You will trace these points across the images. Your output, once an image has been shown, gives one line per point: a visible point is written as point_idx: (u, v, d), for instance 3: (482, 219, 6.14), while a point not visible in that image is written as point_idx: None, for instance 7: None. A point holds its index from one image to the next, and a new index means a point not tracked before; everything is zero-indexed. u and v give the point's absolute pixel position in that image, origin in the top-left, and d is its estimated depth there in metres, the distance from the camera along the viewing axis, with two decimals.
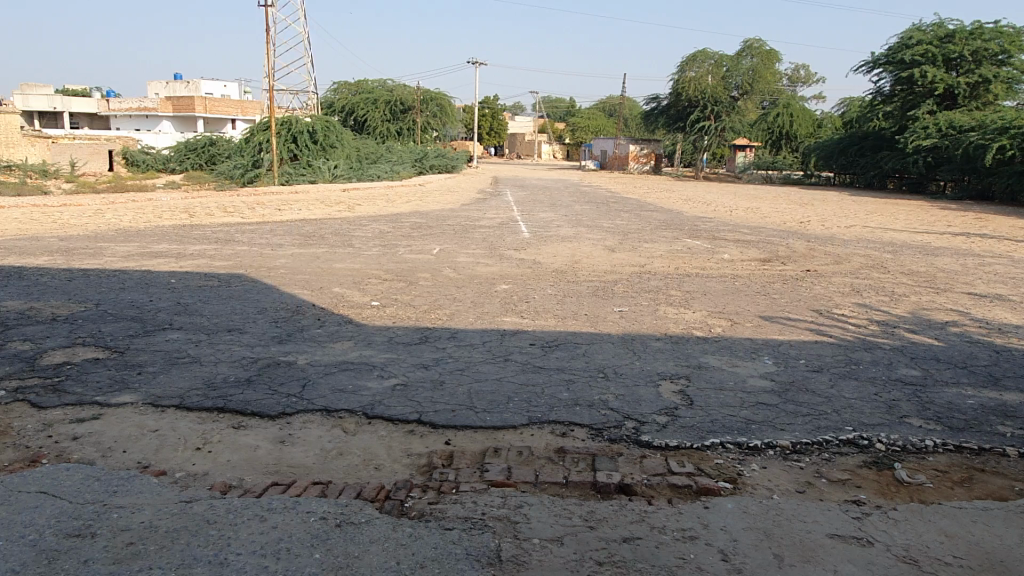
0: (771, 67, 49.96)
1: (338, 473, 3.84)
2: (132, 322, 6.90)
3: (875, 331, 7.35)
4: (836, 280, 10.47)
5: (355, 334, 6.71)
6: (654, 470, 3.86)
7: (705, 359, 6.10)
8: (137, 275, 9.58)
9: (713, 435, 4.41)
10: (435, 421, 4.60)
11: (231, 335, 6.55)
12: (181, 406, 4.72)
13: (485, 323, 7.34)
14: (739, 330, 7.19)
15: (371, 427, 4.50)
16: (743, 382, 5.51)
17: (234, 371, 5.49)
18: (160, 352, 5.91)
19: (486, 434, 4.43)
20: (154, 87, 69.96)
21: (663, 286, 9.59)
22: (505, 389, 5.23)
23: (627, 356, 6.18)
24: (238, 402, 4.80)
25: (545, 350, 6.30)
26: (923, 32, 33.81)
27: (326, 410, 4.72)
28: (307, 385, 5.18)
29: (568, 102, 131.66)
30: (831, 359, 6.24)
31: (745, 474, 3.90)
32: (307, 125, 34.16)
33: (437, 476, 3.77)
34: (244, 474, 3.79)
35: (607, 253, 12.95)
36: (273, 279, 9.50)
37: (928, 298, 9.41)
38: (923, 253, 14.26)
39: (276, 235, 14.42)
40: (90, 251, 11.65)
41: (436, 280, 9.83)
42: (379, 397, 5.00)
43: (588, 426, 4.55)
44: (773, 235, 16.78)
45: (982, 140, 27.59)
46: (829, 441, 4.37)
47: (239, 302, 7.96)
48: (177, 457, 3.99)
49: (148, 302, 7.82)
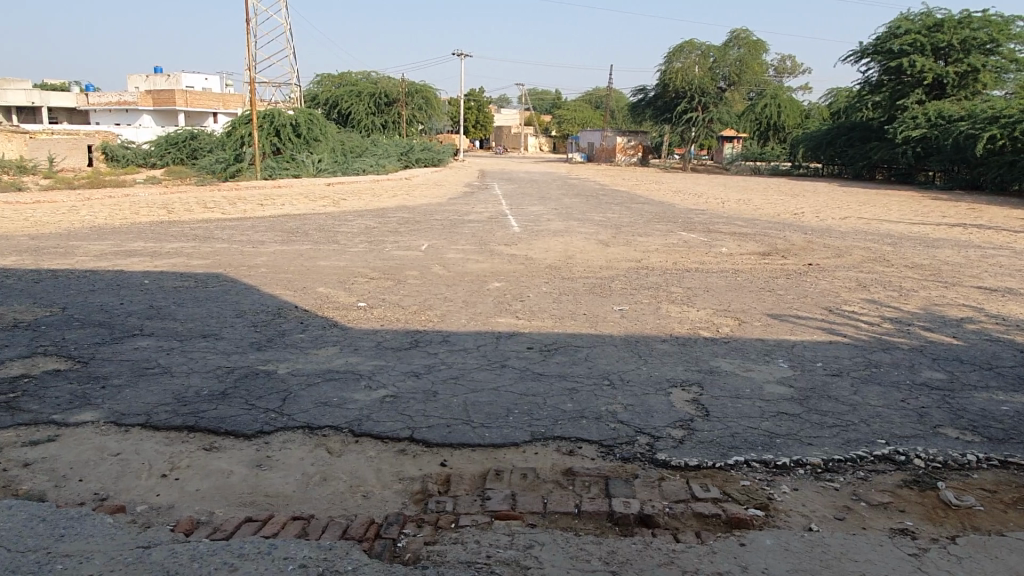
0: (758, 57, 49.68)
1: (322, 503, 3.42)
2: (99, 328, 6.41)
3: (890, 330, 6.98)
4: (841, 274, 10.11)
5: (340, 339, 6.26)
6: (675, 496, 3.46)
7: (717, 363, 5.69)
8: (109, 275, 9.09)
9: (736, 452, 4.02)
10: (429, 439, 4.17)
11: (206, 341, 6.08)
12: (148, 425, 4.26)
13: (479, 325, 6.88)
14: (748, 330, 6.78)
15: (358, 447, 4.07)
16: (761, 389, 5.11)
17: (210, 382, 5.03)
18: (127, 362, 5.43)
19: (485, 454, 4.01)
20: (134, 80, 69.04)
21: (663, 282, 9.18)
22: (504, 400, 4.81)
23: (632, 360, 5.78)
24: (210, 420, 4.34)
25: (545, 355, 5.87)
26: (911, 21, 33.53)
27: (308, 427, 4.29)
28: (288, 399, 4.73)
29: (553, 92, 130.66)
30: (850, 361, 5.85)
31: (776, 499, 3.51)
32: (290, 118, 33.54)
33: (435, 506, 3.35)
34: (213, 507, 3.35)
35: (601, 247, 12.55)
36: (254, 279, 8.99)
37: (938, 292, 9.04)
38: (924, 245, 13.94)
39: (258, 232, 13.94)
40: (59, 250, 11.13)
41: (425, 278, 9.37)
42: (367, 411, 4.55)
43: (596, 442, 4.15)
44: (767, 227, 16.43)
45: (972, 130, 27.41)
46: (863, 458, 3.98)
47: (215, 304, 7.47)
48: (142, 486, 3.56)
49: (118, 305, 7.33)
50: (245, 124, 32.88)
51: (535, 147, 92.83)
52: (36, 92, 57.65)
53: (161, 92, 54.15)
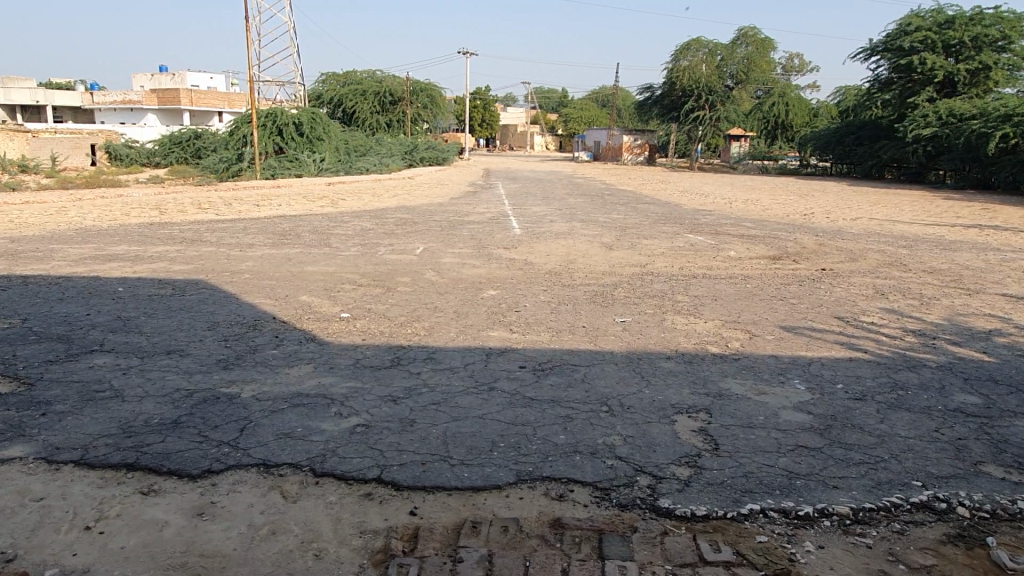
0: (767, 56, 49.11)
1: (264, 569, 2.93)
2: (56, 343, 5.91)
3: (913, 344, 6.43)
4: (856, 280, 9.56)
5: (316, 355, 5.75)
6: (681, 560, 2.96)
7: (727, 385, 5.16)
8: (81, 282, 8.59)
9: (751, 497, 3.49)
10: (399, 480, 3.65)
11: (169, 359, 5.59)
12: (82, 462, 3.77)
13: (469, 339, 6.35)
14: (760, 346, 6.24)
15: (318, 490, 3.56)
16: (777, 416, 4.58)
17: (163, 409, 4.52)
18: (77, 384, 4.93)
19: (462, 499, 3.50)
20: (139, 79, 69.34)
21: (668, 290, 8.68)
22: (489, 431, 4.29)
23: (634, 381, 5.25)
24: (153, 456, 3.84)
25: (538, 374, 5.35)
26: (922, 18, 32.98)
27: (264, 464, 3.79)
28: (247, 430, 4.22)
29: (560, 91, 130.24)
30: (874, 383, 5.29)
31: (798, 561, 2.99)
32: (293, 116, 33.19)
33: (395, 573, 2.86)
34: (136, 572, 2.88)
35: (604, 251, 12.01)
36: (235, 286, 8.49)
37: (962, 301, 8.50)
38: (940, 247, 13.36)
39: (249, 234, 13.46)
40: (38, 254, 10.68)
41: (417, 285, 8.88)
42: (333, 445, 4.04)
43: (589, 484, 3.64)
44: (777, 228, 15.92)
45: (985, 128, 26.73)
46: (898, 505, 3.45)
47: (188, 315, 6.97)
48: (59, 543, 3.07)
49: (83, 317, 6.84)
50: (247, 123, 32.48)
51: (541, 146, 92.10)
52: (40, 91, 57.15)
53: (165, 91, 53.82)
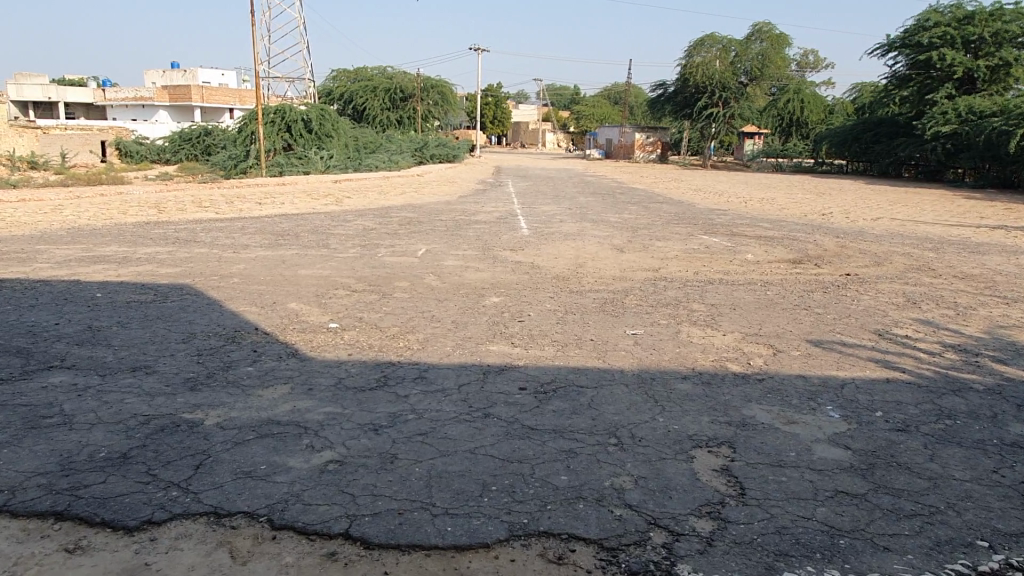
0: (781, 52, 48.15)
1: None
2: (12, 358, 5.41)
3: (955, 362, 5.81)
4: (886, 288, 8.95)
5: (295, 374, 5.22)
6: None
7: (752, 413, 4.58)
8: (59, 287, 8.08)
9: (787, 563, 2.92)
10: (370, 536, 3.11)
11: (133, 377, 5.06)
12: (3, 511, 3.24)
13: (465, 354, 5.80)
14: (786, 364, 5.64)
15: (273, 548, 3.02)
16: (810, 453, 4.00)
17: (112, 441, 3.98)
18: (22, 409, 4.40)
19: (443, 561, 2.95)
20: (151, 75, 69.44)
21: (683, 297, 8.08)
22: (481, 470, 3.73)
23: (647, 407, 4.67)
24: (87, 502, 3.31)
25: (540, 399, 4.78)
26: (940, 14, 32.17)
27: (215, 513, 3.25)
28: (203, 467, 3.69)
29: (573, 90, 129.60)
30: (917, 410, 4.70)
31: None
32: (302, 113, 32.69)
33: None
34: None
35: (615, 253, 11.45)
36: (220, 292, 7.96)
37: (1000, 310, 7.85)
38: (968, 250, 12.66)
39: (246, 234, 12.90)
40: (22, 256, 10.19)
41: (414, 291, 8.35)
42: (298, 488, 3.49)
43: (593, 542, 3.09)
44: (795, 229, 15.25)
45: (1006, 125, 25.73)
46: None
47: (162, 325, 6.45)
48: None
49: (51, 327, 6.33)
50: (253, 120, 31.93)
51: (553, 142, 91.40)
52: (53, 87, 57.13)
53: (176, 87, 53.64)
